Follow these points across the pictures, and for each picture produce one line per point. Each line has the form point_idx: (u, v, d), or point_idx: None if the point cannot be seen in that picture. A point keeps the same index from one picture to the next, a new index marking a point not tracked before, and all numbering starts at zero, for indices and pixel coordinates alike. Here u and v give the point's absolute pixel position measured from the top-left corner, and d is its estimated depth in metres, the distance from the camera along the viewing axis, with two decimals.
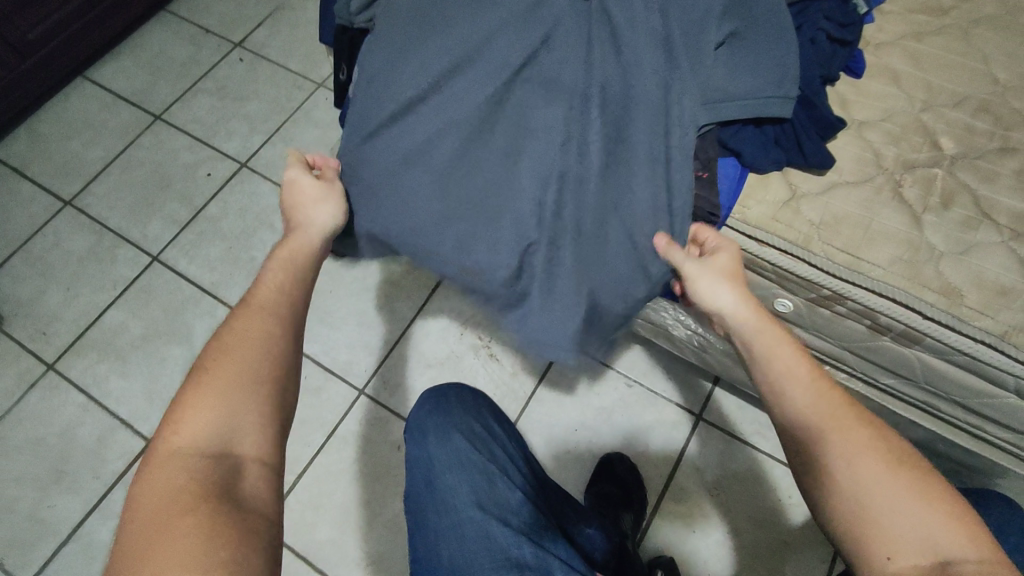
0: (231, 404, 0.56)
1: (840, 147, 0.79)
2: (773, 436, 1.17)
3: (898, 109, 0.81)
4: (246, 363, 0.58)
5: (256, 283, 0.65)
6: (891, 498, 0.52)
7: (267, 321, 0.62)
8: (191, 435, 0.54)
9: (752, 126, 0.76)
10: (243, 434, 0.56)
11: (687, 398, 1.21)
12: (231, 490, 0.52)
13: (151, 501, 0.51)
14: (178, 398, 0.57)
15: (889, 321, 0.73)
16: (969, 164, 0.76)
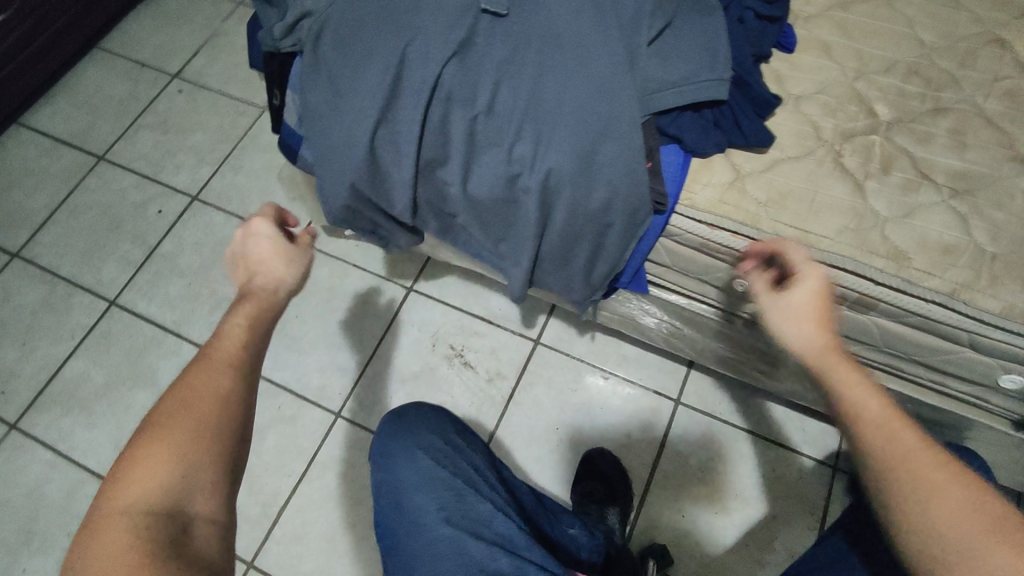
0: (180, 460, 0.54)
1: (779, 123, 0.79)
2: (749, 413, 1.19)
3: (832, 80, 0.82)
4: (197, 416, 0.56)
5: (217, 334, 0.61)
6: (958, 538, 0.48)
7: (229, 372, 0.58)
8: (134, 493, 0.53)
9: (691, 112, 0.76)
10: (190, 491, 0.53)
11: (663, 384, 1.22)
12: (176, 551, 0.50)
13: (93, 560, 0.50)
14: (126, 451, 0.55)
15: (843, 289, 0.74)
16: (905, 127, 0.78)
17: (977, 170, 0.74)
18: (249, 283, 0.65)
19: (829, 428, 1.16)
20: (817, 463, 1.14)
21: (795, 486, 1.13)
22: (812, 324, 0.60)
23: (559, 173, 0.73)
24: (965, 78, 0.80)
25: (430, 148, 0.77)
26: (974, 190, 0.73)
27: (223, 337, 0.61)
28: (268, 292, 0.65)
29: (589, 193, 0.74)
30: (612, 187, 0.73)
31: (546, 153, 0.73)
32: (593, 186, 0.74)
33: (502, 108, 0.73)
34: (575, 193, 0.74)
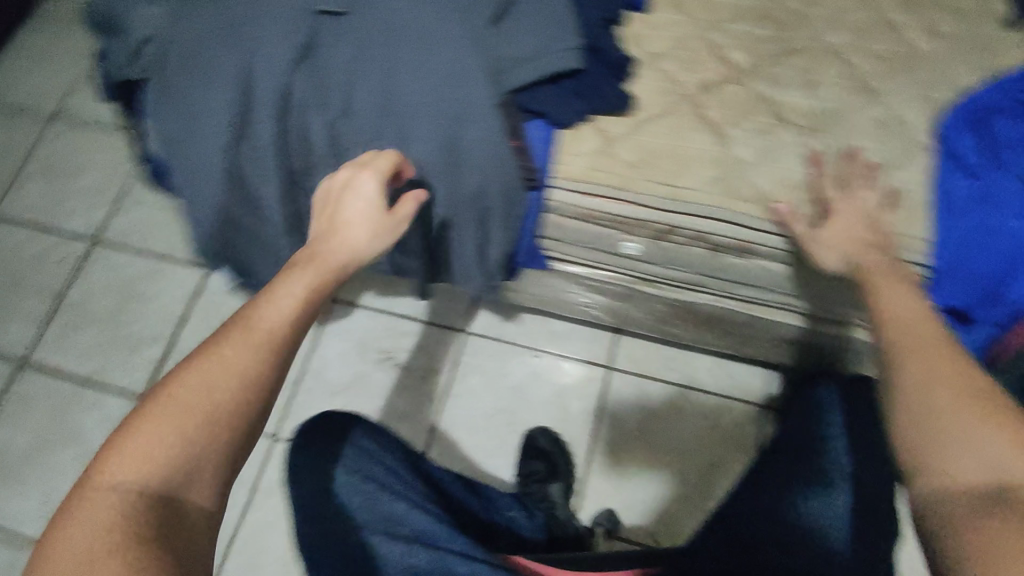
0: (209, 434, 0.47)
1: (640, 83, 0.79)
2: (680, 365, 1.22)
3: (687, 34, 0.82)
4: (209, 390, 0.48)
5: (267, 297, 0.54)
6: (959, 421, 0.48)
7: (266, 341, 0.51)
8: (124, 470, 0.45)
9: (548, 84, 0.75)
10: (175, 478, 0.45)
11: (594, 352, 1.24)
12: (162, 544, 0.43)
13: (57, 546, 0.43)
14: (161, 404, 0.47)
15: (722, 238, 0.75)
16: (759, 72, 0.79)
17: (829, 106, 0.76)
18: (326, 240, 0.61)
19: (754, 370, 1.21)
20: (747, 405, 1.19)
21: (730, 430, 1.18)
22: (845, 241, 0.67)
23: (427, 162, 0.73)
24: (813, 15, 0.81)
25: (295, 158, 0.76)
26: (829, 126, 0.75)
27: (277, 304, 0.54)
28: (327, 251, 0.60)
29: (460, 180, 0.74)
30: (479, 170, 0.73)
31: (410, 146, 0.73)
32: (465, 172, 0.73)
33: (360, 106, 0.73)
34: (448, 180, 0.74)
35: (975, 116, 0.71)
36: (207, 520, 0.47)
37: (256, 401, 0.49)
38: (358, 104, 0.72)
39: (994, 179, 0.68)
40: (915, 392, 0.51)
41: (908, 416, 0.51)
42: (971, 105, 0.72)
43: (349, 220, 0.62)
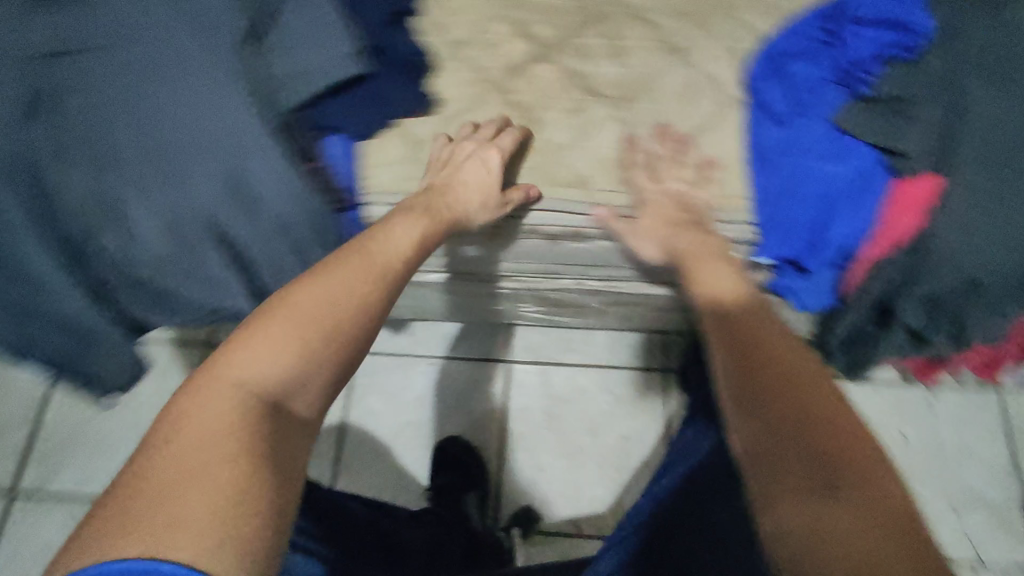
0: (336, 343, 0.51)
1: (443, 79, 0.74)
2: (578, 345, 1.20)
3: (488, 15, 0.76)
4: (326, 301, 0.53)
5: (384, 234, 0.61)
6: (799, 392, 0.48)
7: (374, 277, 0.57)
8: (256, 375, 0.48)
9: (332, 96, 0.68)
10: (294, 390, 0.49)
11: (490, 347, 1.21)
12: (275, 443, 0.46)
13: (188, 440, 0.43)
14: (261, 327, 0.51)
15: (553, 228, 0.72)
16: (566, 48, 0.74)
17: (636, 75, 0.72)
18: (443, 181, 0.69)
19: (649, 335, 1.20)
20: (648, 371, 1.19)
21: (635, 400, 1.17)
22: (669, 226, 0.68)
23: (213, 204, 0.66)
24: None
25: (63, 225, 0.67)
26: (636, 97, 0.71)
27: (393, 234, 0.62)
28: (462, 192, 0.68)
29: (258, 215, 0.68)
30: (275, 201, 0.66)
31: (190, 189, 0.65)
32: (264, 208, 0.67)
33: (125, 154, 0.64)
34: (248, 219, 0.68)
35: (777, 62, 0.69)
36: (301, 442, 0.48)
37: (355, 336, 0.53)
38: (122, 155, 0.64)
39: (799, 124, 0.66)
40: (772, 376, 0.50)
41: (768, 412, 0.47)
42: (772, 50, 0.70)
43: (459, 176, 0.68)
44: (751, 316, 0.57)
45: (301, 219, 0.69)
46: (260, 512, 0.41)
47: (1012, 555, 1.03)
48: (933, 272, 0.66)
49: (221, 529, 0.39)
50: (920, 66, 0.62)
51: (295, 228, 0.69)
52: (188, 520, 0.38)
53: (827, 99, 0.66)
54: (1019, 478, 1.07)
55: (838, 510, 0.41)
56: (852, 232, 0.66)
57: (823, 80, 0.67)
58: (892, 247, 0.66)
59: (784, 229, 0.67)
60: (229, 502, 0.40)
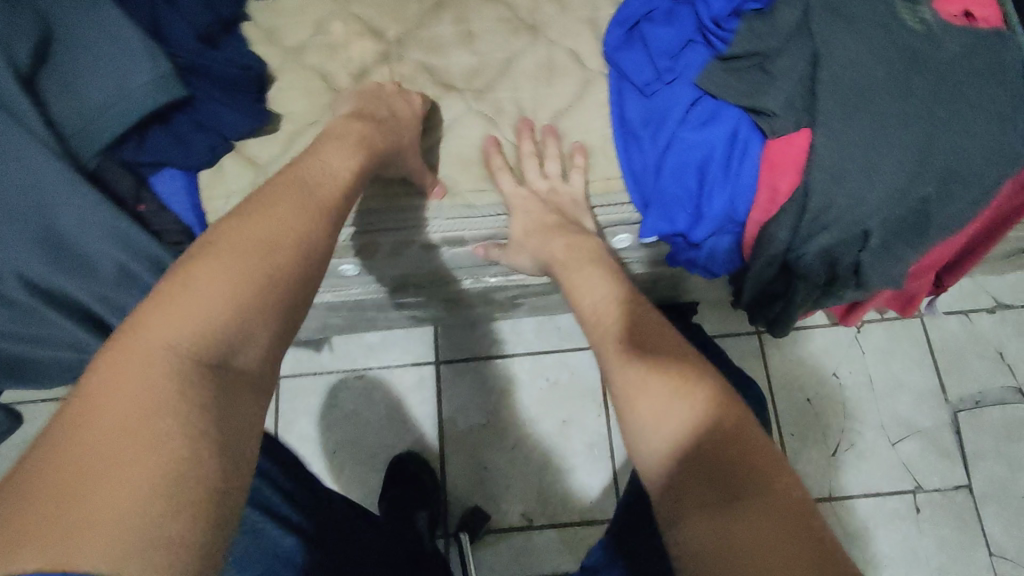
0: (273, 287, 0.45)
1: (281, 89, 0.66)
2: (508, 338, 1.14)
3: (323, 13, 0.69)
4: (270, 236, 0.47)
5: (314, 154, 0.56)
6: (692, 409, 0.47)
7: (314, 211, 0.50)
8: (184, 333, 0.40)
9: (156, 126, 0.60)
10: (233, 345, 0.42)
11: (417, 352, 1.14)
12: (215, 404, 0.39)
13: (103, 420, 0.36)
14: (191, 271, 0.43)
15: (427, 239, 0.65)
16: (413, 40, 0.68)
17: (490, 61, 0.67)
18: (366, 110, 0.62)
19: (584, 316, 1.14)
20: (582, 352, 1.14)
21: (574, 384, 1.12)
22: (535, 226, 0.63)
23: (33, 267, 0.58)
24: None
25: None
26: (494, 85, 0.66)
27: (327, 162, 0.55)
28: (403, 122, 0.62)
29: (91, 269, 0.59)
30: (102, 251, 0.58)
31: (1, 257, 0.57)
32: (91, 261, 0.59)
33: None
34: (76, 277, 0.59)
35: (637, 27, 0.64)
36: (249, 401, 0.41)
37: (300, 273, 0.47)
38: None
39: (666, 91, 0.62)
40: (662, 395, 0.48)
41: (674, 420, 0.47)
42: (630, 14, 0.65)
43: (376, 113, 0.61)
44: (634, 316, 0.55)
45: (137, 268, 0.59)
46: (201, 496, 0.35)
47: (949, 480, 1.05)
48: (824, 229, 0.62)
49: (148, 526, 0.33)
50: (772, 18, 0.59)
51: (132, 279, 0.60)
52: (102, 515, 0.32)
53: (690, 62, 0.62)
54: (948, 405, 1.09)
55: (745, 511, 0.41)
56: (735, 198, 0.62)
57: (684, 42, 0.63)
58: (776, 208, 0.62)
59: (666, 203, 0.62)
60: (160, 489, 0.34)
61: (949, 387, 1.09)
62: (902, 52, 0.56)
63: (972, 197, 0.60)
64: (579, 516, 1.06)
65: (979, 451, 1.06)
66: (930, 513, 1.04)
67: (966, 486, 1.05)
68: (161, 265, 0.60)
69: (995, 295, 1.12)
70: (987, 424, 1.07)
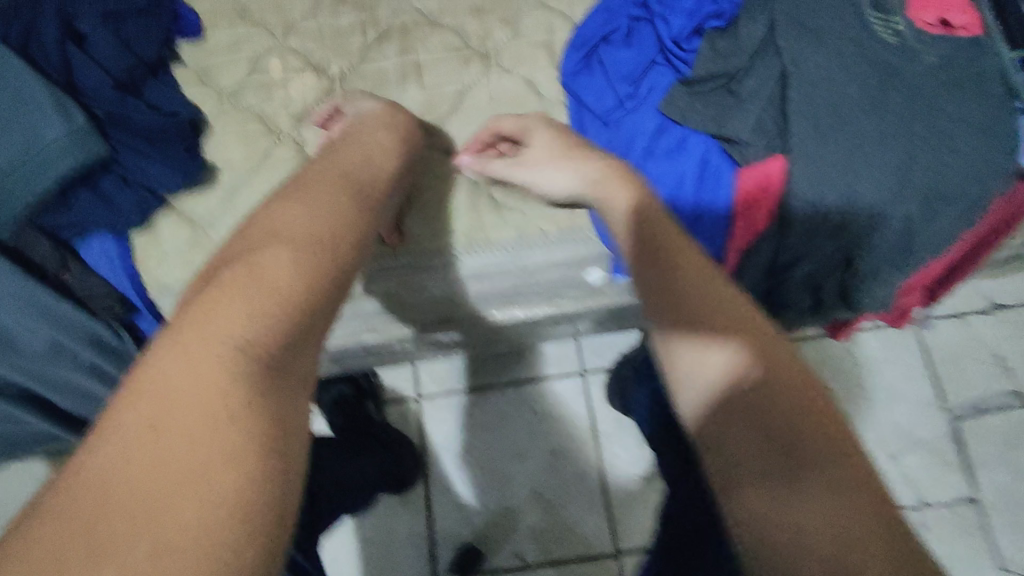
0: (344, 281, 0.38)
1: (217, 138, 0.61)
2: (490, 369, 1.03)
3: (258, 52, 0.64)
4: (333, 214, 0.40)
5: (360, 140, 0.52)
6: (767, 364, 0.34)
7: (362, 191, 0.44)
8: (256, 326, 0.32)
9: (82, 186, 0.55)
10: (301, 346, 0.34)
11: (394, 389, 1.03)
12: (287, 402, 0.32)
13: (173, 418, 0.28)
14: (259, 251, 0.36)
15: (382, 289, 0.62)
16: (356, 75, 0.63)
17: (441, 94, 0.62)
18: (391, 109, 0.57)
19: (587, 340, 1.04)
20: (569, 378, 1.03)
21: (563, 414, 1.01)
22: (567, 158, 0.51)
23: None
24: None
25: None
26: (446, 120, 0.62)
27: (371, 155, 0.51)
28: (418, 128, 0.58)
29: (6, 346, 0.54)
30: (18, 329, 0.54)
31: None
32: (11, 341, 0.54)
33: None
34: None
35: (596, 48, 0.60)
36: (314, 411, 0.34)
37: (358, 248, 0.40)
38: None
39: (630, 116, 0.59)
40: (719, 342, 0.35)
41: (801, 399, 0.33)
42: (587, 35, 0.61)
43: (396, 112, 0.57)
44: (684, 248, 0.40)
45: (64, 343, 0.56)
46: (278, 519, 0.28)
47: (954, 492, 1.01)
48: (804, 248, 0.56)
49: (225, 557, 0.25)
50: (736, 36, 0.55)
51: (60, 352, 0.56)
52: (173, 548, 0.25)
53: (654, 86, 0.59)
54: (948, 414, 1.04)
55: (826, 500, 0.29)
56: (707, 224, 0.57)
57: (647, 63, 0.59)
58: (749, 237, 0.57)
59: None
60: (244, 503, 0.27)
61: (948, 395, 1.05)
62: (876, 68, 0.53)
63: (957, 215, 0.54)
64: (580, 552, 0.96)
65: (984, 460, 1.02)
66: (936, 528, 1.00)
67: (970, 497, 1.00)
68: (91, 337, 0.57)
69: (989, 296, 1.09)
70: (989, 431, 1.03)
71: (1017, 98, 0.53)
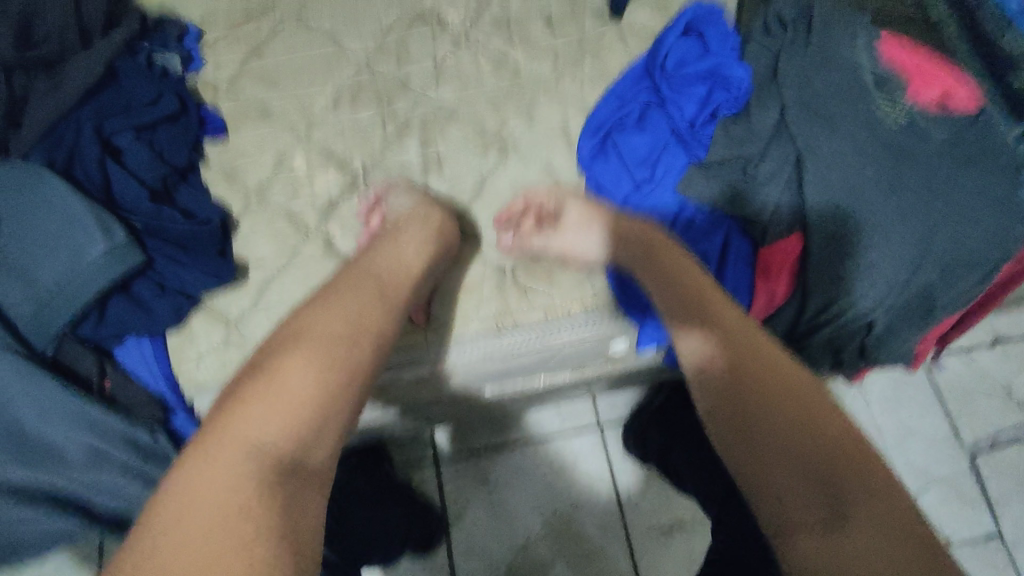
0: (356, 378, 0.42)
1: (246, 235, 0.62)
2: (507, 426, 0.99)
3: (283, 149, 0.66)
4: (350, 323, 0.45)
5: (392, 239, 0.55)
6: (822, 416, 0.40)
7: (382, 297, 0.48)
8: (270, 431, 0.38)
9: (120, 294, 0.57)
10: (312, 443, 0.39)
11: (411, 455, 0.98)
12: (292, 505, 0.36)
13: (197, 519, 0.34)
14: (276, 361, 0.41)
15: (409, 373, 0.60)
16: (380, 167, 0.65)
17: (463, 181, 0.64)
18: (422, 201, 0.59)
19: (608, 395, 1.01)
20: (588, 432, 0.99)
21: (582, 471, 0.97)
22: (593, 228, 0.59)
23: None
24: (412, 75, 0.68)
25: None
26: (469, 207, 0.64)
27: (397, 254, 0.53)
28: (450, 216, 0.60)
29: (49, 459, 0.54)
30: (60, 440, 0.54)
31: None
32: (55, 448, 0.54)
33: None
34: (40, 465, 0.53)
35: (611, 133, 0.63)
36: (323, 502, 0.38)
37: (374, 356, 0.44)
38: None
39: (650, 196, 0.61)
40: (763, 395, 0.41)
41: (745, 453, 0.40)
42: (602, 119, 0.63)
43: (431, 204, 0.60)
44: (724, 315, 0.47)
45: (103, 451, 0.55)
46: None
47: (979, 529, 1.01)
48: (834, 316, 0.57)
49: None
50: (749, 122, 0.59)
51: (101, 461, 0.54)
52: None
53: (672, 167, 0.61)
54: (964, 448, 1.05)
55: (857, 536, 0.35)
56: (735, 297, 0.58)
57: (662, 147, 0.62)
58: (773, 307, 0.59)
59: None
60: None
61: (963, 430, 1.06)
62: (887, 148, 0.55)
63: (977, 278, 0.56)
64: None
65: (1003, 494, 1.03)
66: (965, 566, 0.99)
67: (995, 533, 1.01)
68: (130, 441, 0.55)
69: (993, 329, 1.11)
70: (1006, 465, 1.04)
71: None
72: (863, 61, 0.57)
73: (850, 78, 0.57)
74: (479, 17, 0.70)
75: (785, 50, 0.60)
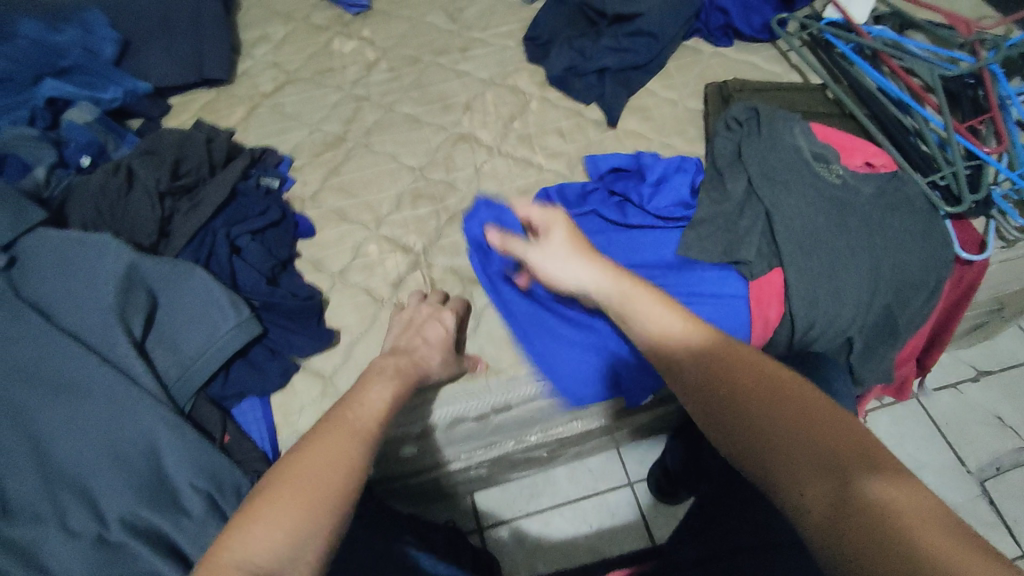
0: (341, 492, 0.47)
1: (333, 308, 0.77)
2: (543, 490, 1.11)
3: (358, 241, 0.82)
4: (327, 459, 0.49)
5: (364, 383, 0.60)
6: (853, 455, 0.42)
7: (357, 434, 0.52)
8: (257, 558, 0.42)
9: (240, 360, 0.71)
10: (294, 563, 0.43)
11: (457, 522, 1.08)
12: None
13: None
14: (261, 501, 0.46)
15: (476, 412, 0.73)
16: (438, 247, 0.81)
17: None
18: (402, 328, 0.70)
19: (630, 452, 1.13)
20: (620, 489, 1.10)
21: (616, 520, 1.08)
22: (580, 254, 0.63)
23: (127, 511, 0.60)
24: (457, 179, 0.87)
25: None
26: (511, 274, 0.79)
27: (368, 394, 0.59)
28: (431, 329, 0.70)
29: (180, 505, 0.62)
30: (189, 483, 0.63)
31: (96, 507, 0.59)
32: (182, 496, 0.62)
33: (15, 501, 0.57)
34: (166, 511, 0.61)
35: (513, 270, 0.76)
36: None
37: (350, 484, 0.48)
38: (12, 499, 0.57)
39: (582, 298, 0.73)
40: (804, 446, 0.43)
41: (799, 501, 0.42)
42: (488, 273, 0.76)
43: (414, 326, 0.70)
44: (743, 372, 0.49)
45: (222, 494, 0.64)
46: None
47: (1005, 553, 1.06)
48: (821, 333, 0.70)
49: None
50: (724, 191, 0.76)
51: (220, 505, 0.63)
52: None
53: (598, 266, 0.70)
54: (972, 476, 1.13)
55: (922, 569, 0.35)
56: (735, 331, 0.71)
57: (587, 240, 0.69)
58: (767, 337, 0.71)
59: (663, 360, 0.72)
60: None
61: (967, 458, 1.15)
62: (831, 202, 0.72)
63: (924, 294, 0.71)
64: None
65: (1019, 516, 1.09)
66: None
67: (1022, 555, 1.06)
68: (239, 489, 0.65)
69: (973, 364, 1.24)
70: (1015, 489, 1.11)
71: (939, 208, 0.73)
72: (801, 143, 0.76)
73: (795, 153, 0.75)
74: (505, 134, 0.90)
75: (744, 138, 0.79)
